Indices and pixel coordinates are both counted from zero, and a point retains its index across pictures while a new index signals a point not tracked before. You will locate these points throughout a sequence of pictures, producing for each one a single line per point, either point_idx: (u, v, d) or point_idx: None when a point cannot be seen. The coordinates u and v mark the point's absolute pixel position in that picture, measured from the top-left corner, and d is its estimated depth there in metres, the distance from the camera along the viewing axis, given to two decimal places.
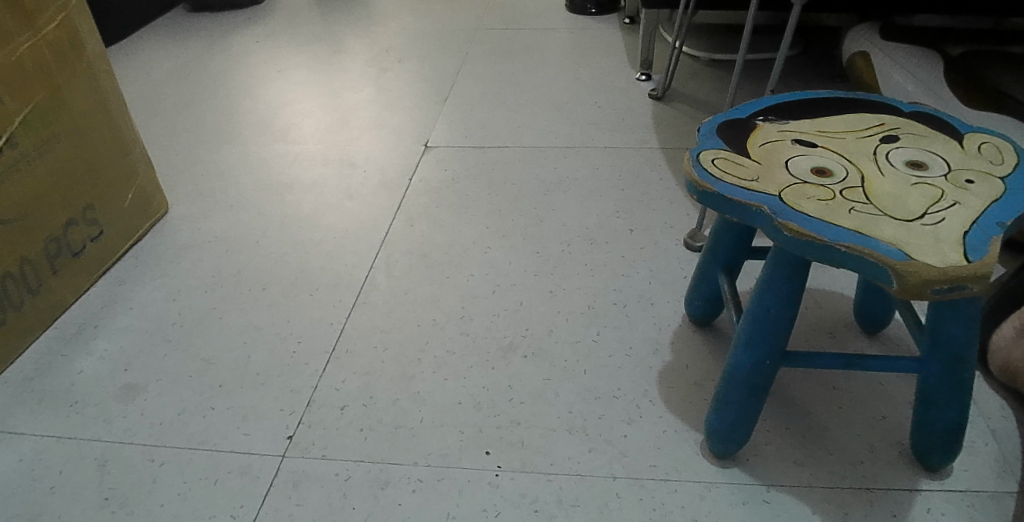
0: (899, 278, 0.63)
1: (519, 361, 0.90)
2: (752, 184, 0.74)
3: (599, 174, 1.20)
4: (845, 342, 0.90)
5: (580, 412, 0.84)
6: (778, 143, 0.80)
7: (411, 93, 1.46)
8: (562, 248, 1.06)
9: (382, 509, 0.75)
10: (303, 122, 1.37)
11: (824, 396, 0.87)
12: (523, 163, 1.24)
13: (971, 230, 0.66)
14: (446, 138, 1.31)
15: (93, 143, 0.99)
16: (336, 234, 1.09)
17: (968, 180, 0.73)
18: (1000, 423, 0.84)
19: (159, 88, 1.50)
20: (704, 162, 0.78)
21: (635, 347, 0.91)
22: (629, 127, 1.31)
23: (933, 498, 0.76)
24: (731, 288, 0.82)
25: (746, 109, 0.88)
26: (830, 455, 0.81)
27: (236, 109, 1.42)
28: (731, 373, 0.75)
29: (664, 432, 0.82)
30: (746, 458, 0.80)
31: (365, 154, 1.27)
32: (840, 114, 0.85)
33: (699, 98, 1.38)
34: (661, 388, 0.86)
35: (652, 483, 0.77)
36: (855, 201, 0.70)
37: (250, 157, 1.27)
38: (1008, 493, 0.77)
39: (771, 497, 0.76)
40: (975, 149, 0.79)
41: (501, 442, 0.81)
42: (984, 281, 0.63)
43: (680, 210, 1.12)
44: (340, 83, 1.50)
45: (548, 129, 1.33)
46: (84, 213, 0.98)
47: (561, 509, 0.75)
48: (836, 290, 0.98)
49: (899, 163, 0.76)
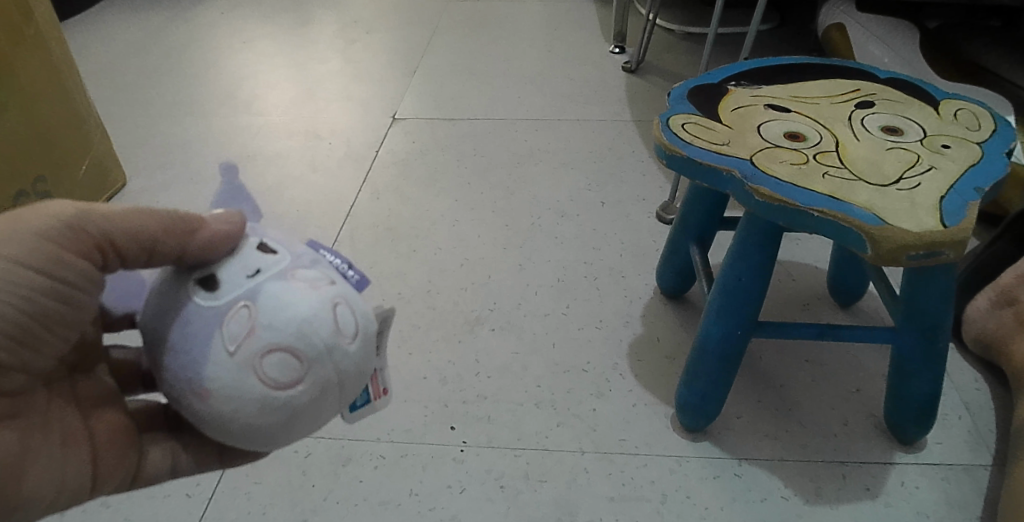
0: (873, 244, 0.61)
1: (487, 334, 0.87)
2: (723, 148, 0.71)
3: (571, 147, 1.18)
4: (818, 315, 0.88)
5: (549, 385, 0.82)
6: (750, 108, 0.78)
7: (380, 65, 1.42)
8: (533, 220, 1.03)
9: (342, 486, 0.73)
10: (268, 93, 1.33)
11: (797, 369, 0.86)
12: (494, 136, 1.21)
13: (947, 195, 0.64)
14: (415, 110, 1.28)
15: (44, 113, 0.95)
16: (300, 205, 1.06)
17: (945, 145, 0.71)
18: (973, 396, 0.84)
19: (120, 60, 1.45)
20: (674, 126, 0.75)
21: (605, 319, 0.89)
22: (602, 100, 1.29)
23: (907, 471, 0.75)
24: (702, 259, 0.80)
25: (718, 74, 0.85)
26: (803, 428, 0.79)
27: (199, 81, 1.38)
28: (702, 344, 0.73)
29: (634, 406, 0.80)
30: (718, 431, 0.78)
31: (332, 125, 1.23)
32: (815, 80, 0.83)
33: (673, 72, 1.36)
34: (631, 361, 0.84)
35: (621, 458, 0.75)
36: (829, 165, 0.68)
37: (212, 129, 1.23)
38: (982, 466, 0.76)
39: (743, 471, 0.74)
40: (952, 115, 0.77)
41: (467, 417, 0.79)
42: (960, 247, 0.61)
43: (652, 183, 1.10)
44: (307, 55, 1.46)
45: (520, 101, 1.30)
46: (35, 186, 0.94)
47: (527, 485, 0.72)
48: (810, 262, 0.97)
49: (874, 128, 0.74)
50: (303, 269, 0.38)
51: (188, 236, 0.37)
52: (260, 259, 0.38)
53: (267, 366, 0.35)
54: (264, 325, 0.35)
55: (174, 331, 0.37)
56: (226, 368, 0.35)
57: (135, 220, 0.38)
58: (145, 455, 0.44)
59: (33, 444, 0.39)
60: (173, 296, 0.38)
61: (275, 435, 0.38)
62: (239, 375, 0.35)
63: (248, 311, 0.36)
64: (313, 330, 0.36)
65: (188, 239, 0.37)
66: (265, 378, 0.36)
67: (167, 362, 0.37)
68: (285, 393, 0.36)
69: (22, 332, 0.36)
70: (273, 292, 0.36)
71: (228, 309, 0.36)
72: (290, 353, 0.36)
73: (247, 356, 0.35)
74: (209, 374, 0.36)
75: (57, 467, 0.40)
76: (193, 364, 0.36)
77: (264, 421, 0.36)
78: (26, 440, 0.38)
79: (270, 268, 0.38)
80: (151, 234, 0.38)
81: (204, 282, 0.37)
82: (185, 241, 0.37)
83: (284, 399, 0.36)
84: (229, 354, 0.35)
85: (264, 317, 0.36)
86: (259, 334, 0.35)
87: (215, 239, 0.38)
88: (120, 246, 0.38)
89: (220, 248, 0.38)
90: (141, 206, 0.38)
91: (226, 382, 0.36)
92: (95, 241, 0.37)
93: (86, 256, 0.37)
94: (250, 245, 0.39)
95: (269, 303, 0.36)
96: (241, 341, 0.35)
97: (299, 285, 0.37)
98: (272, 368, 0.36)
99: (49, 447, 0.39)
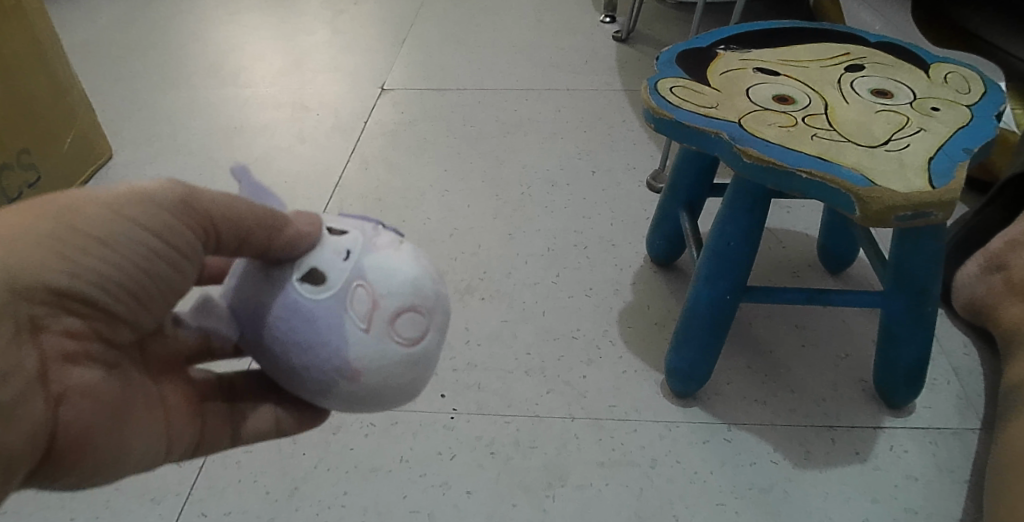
0: (862, 205, 0.60)
1: (477, 303, 0.87)
2: (711, 111, 0.71)
3: (561, 116, 1.17)
4: (808, 281, 0.88)
5: (539, 353, 0.82)
6: (739, 71, 0.77)
7: (368, 35, 1.41)
8: (523, 190, 1.03)
9: (333, 454, 0.73)
10: (255, 64, 1.32)
11: (786, 335, 0.86)
12: (483, 106, 1.20)
13: (936, 156, 0.64)
14: (403, 81, 1.27)
15: (26, 84, 0.94)
16: (288, 176, 1.05)
17: (934, 108, 0.71)
18: (962, 361, 0.84)
19: (103, 33, 1.43)
20: (662, 90, 0.74)
21: (595, 287, 0.89)
22: (593, 70, 1.28)
23: (896, 435, 0.75)
24: (692, 225, 0.80)
25: (707, 38, 0.85)
26: (792, 393, 0.79)
27: (185, 53, 1.36)
28: (691, 309, 0.73)
29: (624, 373, 0.80)
30: (708, 397, 0.79)
31: (320, 97, 1.22)
32: (805, 44, 0.83)
33: (664, 41, 1.36)
34: (621, 328, 0.84)
35: (611, 423, 0.75)
36: (817, 127, 0.68)
37: (198, 102, 1.22)
38: (970, 430, 0.76)
39: (732, 436, 0.75)
40: (942, 78, 0.76)
41: (457, 385, 0.79)
42: (949, 208, 0.61)
43: (642, 153, 1.09)
44: (294, 27, 1.45)
45: (509, 71, 1.29)
46: (19, 158, 0.93)
47: (517, 451, 0.73)
48: (800, 230, 0.97)
49: (864, 91, 0.74)
50: (378, 237, 0.41)
51: (276, 227, 0.39)
52: (341, 242, 0.40)
53: (400, 327, 0.39)
54: (385, 293, 0.38)
55: (300, 333, 0.38)
56: (367, 342, 0.38)
57: (233, 203, 0.39)
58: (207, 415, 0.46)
59: (129, 398, 0.41)
60: (268, 288, 0.39)
61: (419, 386, 0.41)
62: (380, 346, 0.38)
63: (364, 288, 0.38)
64: (421, 284, 0.40)
65: (275, 230, 0.39)
66: (401, 340, 0.39)
67: (303, 362, 0.39)
68: (419, 345, 0.39)
69: (132, 291, 0.38)
70: (376, 264, 0.39)
71: (345, 295, 0.38)
72: (415, 309, 0.39)
73: (382, 326, 0.38)
74: (355, 355, 0.38)
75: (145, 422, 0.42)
76: (333, 354, 0.38)
77: (410, 377, 0.40)
78: (123, 394, 0.41)
79: (356, 245, 0.40)
80: (244, 222, 0.39)
81: (308, 278, 0.39)
82: (271, 232, 0.39)
83: (420, 352, 0.39)
84: (364, 332, 0.38)
85: (381, 287, 0.38)
86: (385, 303, 0.38)
87: (299, 235, 0.39)
88: (220, 225, 0.39)
89: (304, 243, 0.39)
90: (240, 195, 0.40)
91: (372, 357, 0.38)
92: (200, 215, 0.38)
93: (191, 228, 0.38)
94: (328, 233, 0.41)
95: (379, 274, 0.39)
96: (371, 315, 0.38)
97: (389, 250, 0.40)
98: (405, 327, 0.39)
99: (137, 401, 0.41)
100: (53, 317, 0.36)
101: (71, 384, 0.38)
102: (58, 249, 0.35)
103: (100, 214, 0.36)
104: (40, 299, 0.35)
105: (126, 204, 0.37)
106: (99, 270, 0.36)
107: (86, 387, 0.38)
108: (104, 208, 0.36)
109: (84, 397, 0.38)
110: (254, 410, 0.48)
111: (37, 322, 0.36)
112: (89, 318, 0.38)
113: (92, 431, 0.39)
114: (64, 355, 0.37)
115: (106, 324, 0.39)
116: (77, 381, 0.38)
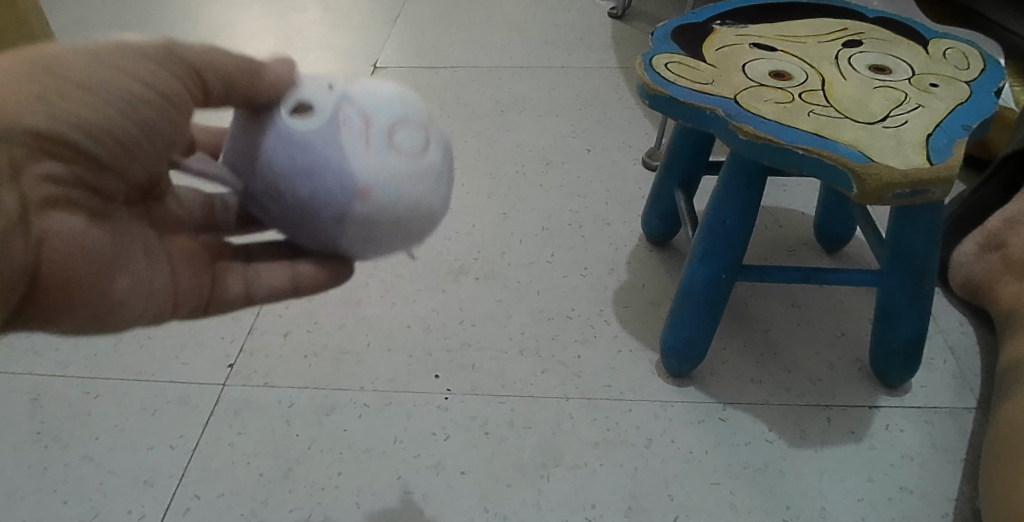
0: (858, 181, 0.59)
1: (471, 283, 0.87)
2: (707, 87, 0.70)
3: (555, 94, 1.16)
4: (804, 260, 0.88)
5: (534, 332, 0.81)
6: (735, 47, 0.76)
7: (361, 12, 1.39)
8: (517, 168, 1.02)
9: (326, 435, 0.72)
10: (246, 43, 1.30)
11: (781, 314, 0.86)
12: (477, 84, 1.18)
13: (934, 133, 0.63)
14: (396, 58, 1.25)
15: None
16: None
17: (933, 84, 0.70)
18: (959, 340, 0.84)
19: (91, 12, 1.41)
20: (657, 66, 0.73)
21: (590, 267, 0.88)
22: (588, 47, 1.27)
23: (892, 414, 0.75)
24: (687, 203, 0.79)
25: (703, 14, 0.83)
26: (788, 373, 0.79)
27: (175, 32, 1.35)
28: (686, 288, 0.73)
29: (619, 353, 0.80)
30: (703, 376, 0.78)
31: (311, 75, 1.21)
32: (803, 19, 0.81)
33: (660, 18, 1.34)
34: (616, 307, 0.84)
35: (607, 403, 0.75)
36: (814, 104, 0.67)
37: None
38: (966, 410, 0.76)
39: (728, 416, 0.74)
40: (941, 54, 0.75)
41: (451, 365, 0.78)
42: (947, 186, 0.60)
43: (638, 131, 1.08)
44: (285, 5, 1.43)
45: (503, 48, 1.27)
46: None
47: (512, 431, 0.72)
48: (797, 208, 0.96)
49: (861, 67, 0.73)
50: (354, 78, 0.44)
51: (256, 69, 0.42)
52: (324, 81, 0.43)
53: (397, 138, 0.41)
54: (375, 112, 0.41)
55: (302, 157, 0.40)
56: (368, 158, 0.40)
57: (218, 54, 0.42)
58: (211, 275, 0.48)
59: (119, 251, 0.43)
60: (262, 128, 0.42)
61: (430, 208, 0.43)
62: (381, 158, 0.41)
63: (355, 110, 0.41)
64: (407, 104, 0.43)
65: (258, 70, 0.42)
66: (400, 149, 0.41)
67: (308, 189, 0.41)
68: (422, 157, 0.42)
69: (117, 138, 0.40)
70: (360, 92, 0.42)
71: (337, 117, 0.41)
72: (406, 123, 0.42)
73: (380, 141, 0.41)
74: (360, 170, 0.40)
75: (142, 275, 0.44)
76: (338, 171, 0.40)
77: (421, 215, 0.42)
78: (111, 248, 0.42)
79: (336, 82, 0.43)
80: (228, 69, 0.42)
81: (298, 110, 0.42)
82: (255, 73, 0.42)
83: (428, 189, 0.42)
84: (364, 147, 0.41)
85: (371, 107, 0.42)
86: (376, 120, 0.41)
87: (279, 76, 0.42)
88: (207, 77, 0.42)
89: (285, 80, 0.42)
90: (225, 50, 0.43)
91: (376, 168, 0.40)
92: (184, 65, 0.41)
93: (179, 79, 0.41)
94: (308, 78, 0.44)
95: (364, 98, 0.42)
96: (366, 131, 0.41)
97: (368, 83, 0.43)
98: (402, 138, 0.42)
99: (129, 256, 0.43)
100: (33, 160, 0.38)
101: (55, 230, 0.39)
102: (37, 91, 0.37)
103: (85, 60, 0.38)
104: (21, 137, 0.37)
105: (111, 52, 0.39)
106: (83, 114, 0.38)
107: (72, 234, 0.40)
108: (90, 56, 0.39)
109: (66, 244, 0.40)
110: (267, 268, 0.49)
111: (17, 165, 0.37)
112: (74, 167, 0.40)
113: (78, 280, 0.40)
114: (47, 202, 0.39)
115: (92, 172, 0.41)
116: (60, 228, 0.40)
